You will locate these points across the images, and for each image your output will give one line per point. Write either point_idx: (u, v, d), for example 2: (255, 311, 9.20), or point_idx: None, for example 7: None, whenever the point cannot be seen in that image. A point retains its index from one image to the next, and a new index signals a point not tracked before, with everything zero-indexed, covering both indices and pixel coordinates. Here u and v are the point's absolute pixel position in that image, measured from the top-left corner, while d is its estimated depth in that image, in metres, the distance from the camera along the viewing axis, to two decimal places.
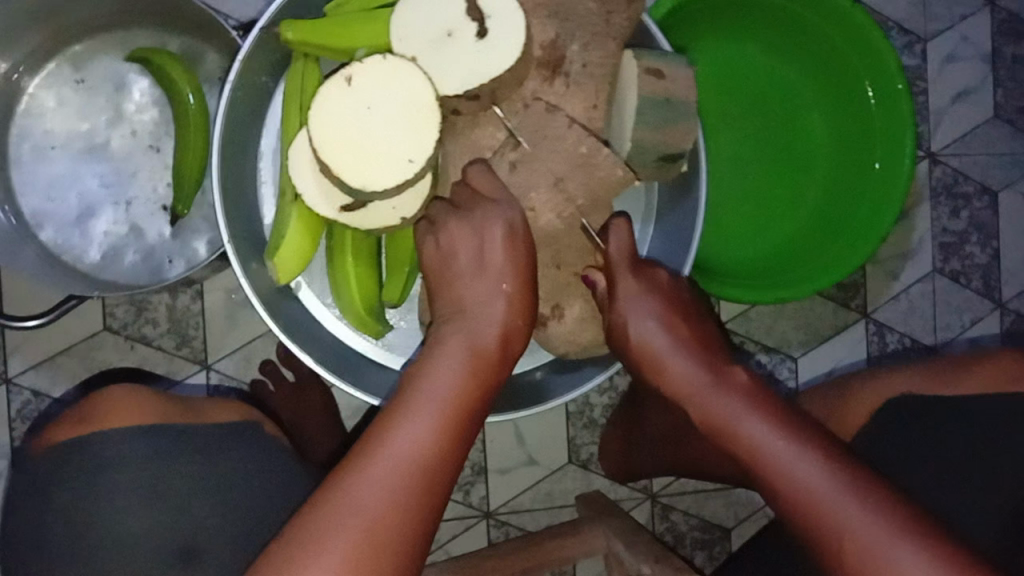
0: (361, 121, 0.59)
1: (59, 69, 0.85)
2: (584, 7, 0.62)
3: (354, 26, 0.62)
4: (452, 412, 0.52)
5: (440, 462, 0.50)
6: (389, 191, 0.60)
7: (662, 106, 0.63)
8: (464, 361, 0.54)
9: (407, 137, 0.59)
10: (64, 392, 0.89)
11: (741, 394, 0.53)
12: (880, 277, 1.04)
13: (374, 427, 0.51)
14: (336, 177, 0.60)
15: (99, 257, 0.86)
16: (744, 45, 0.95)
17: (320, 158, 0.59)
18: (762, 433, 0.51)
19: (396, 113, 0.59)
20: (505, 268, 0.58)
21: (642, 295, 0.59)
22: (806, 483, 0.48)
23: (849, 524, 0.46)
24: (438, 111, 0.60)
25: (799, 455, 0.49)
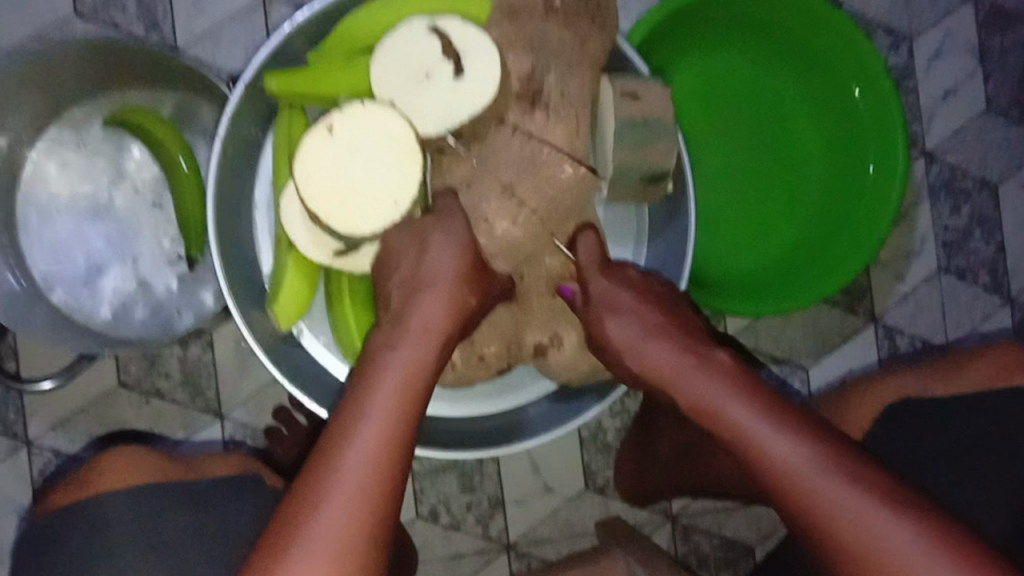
0: (343, 167, 0.60)
1: (61, 134, 0.87)
2: (557, 36, 0.63)
3: (334, 75, 0.64)
4: (398, 409, 0.53)
5: (396, 460, 0.51)
6: (378, 233, 0.61)
7: (641, 124, 0.64)
8: (399, 366, 0.55)
9: (391, 179, 0.61)
10: (82, 450, 0.91)
11: (712, 372, 0.56)
12: (885, 279, 1.03)
13: (326, 435, 0.52)
14: (325, 224, 0.61)
15: (108, 314, 0.88)
16: (730, 58, 0.96)
17: (307, 205, 0.61)
18: (739, 411, 0.53)
19: (377, 156, 0.60)
20: (455, 274, 0.59)
21: (616, 299, 0.62)
22: (767, 444, 0.51)
23: (803, 474, 0.49)
24: (419, 151, 0.61)
25: (772, 425, 0.51)
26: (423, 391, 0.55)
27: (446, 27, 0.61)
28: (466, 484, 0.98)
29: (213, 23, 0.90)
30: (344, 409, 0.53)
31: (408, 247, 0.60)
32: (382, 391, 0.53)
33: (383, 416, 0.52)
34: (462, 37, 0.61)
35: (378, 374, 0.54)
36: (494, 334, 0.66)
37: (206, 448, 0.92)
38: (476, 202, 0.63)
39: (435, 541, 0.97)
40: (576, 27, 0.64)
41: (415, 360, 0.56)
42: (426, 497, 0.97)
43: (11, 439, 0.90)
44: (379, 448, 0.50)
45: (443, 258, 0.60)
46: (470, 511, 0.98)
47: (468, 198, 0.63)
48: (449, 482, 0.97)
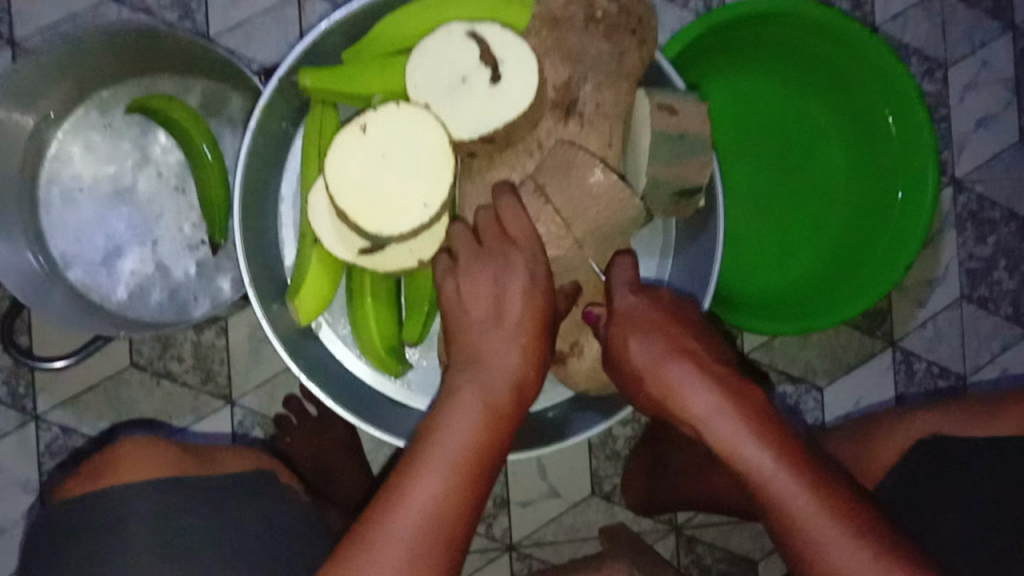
0: (375, 169, 0.60)
1: (87, 114, 0.88)
2: (596, 48, 0.62)
3: (370, 74, 0.63)
4: (462, 469, 0.51)
5: (452, 527, 0.50)
6: (405, 234, 0.60)
7: (676, 143, 0.63)
8: (470, 420, 0.53)
9: (421, 181, 0.60)
10: (92, 428, 0.91)
11: (739, 406, 0.52)
12: (906, 304, 1.03)
13: (386, 487, 0.52)
14: (352, 223, 0.60)
15: (125, 296, 0.88)
16: (761, 78, 0.95)
17: (336, 204, 0.60)
18: (782, 480, 0.50)
19: (410, 160, 0.60)
20: (523, 321, 0.56)
21: (642, 320, 0.58)
22: (818, 533, 0.49)
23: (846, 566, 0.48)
24: (451, 155, 0.60)
25: (816, 504, 0.49)
26: (495, 445, 0.53)
27: (485, 33, 0.60)
28: None
29: (246, 12, 0.90)
30: (406, 467, 0.52)
31: (481, 280, 0.57)
32: (446, 452, 0.51)
33: (444, 485, 0.50)
34: (501, 44, 0.60)
35: (443, 432, 0.52)
36: None
37: (215, 433, 0.92)
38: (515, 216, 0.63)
39: None
40: (616, 41, 0.63)
41: (486, 412, 0.53)
42: None
43: (21, 414, 0.90)
44: (437, 517, 0.50)
45: (516, 301, 0.56)
46: None
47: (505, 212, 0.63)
48: None
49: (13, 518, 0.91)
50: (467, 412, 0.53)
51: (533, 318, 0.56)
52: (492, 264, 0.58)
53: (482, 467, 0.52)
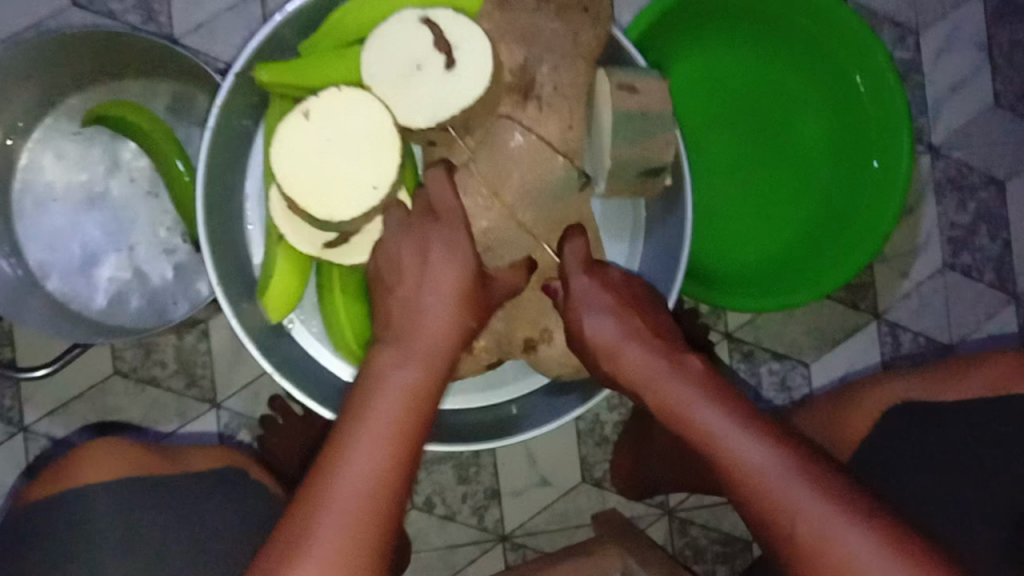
0: (320, 149, 0.60)
1: (58, 123, 0.88)
2: (549, 29, 0.63)
3: (326, 66, 0.63)
4: (398, 439, 0.50)
5: (391, 502, 0.49)
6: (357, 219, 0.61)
7: (636, 119, 0.63)
8: (400, 392, 0.52)
9: (368, 165, 0.60)
10: (77, 437, 0.91)
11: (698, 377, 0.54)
12: (888, 275, 1.02)
13: (318, 465, 0.50)
14: (304, 211, 0.61)
15: (104, 303, 0.88)
16: (734, 51, 0.94)
17: (278, 181, 0.60)
18: (714, 419, 0.51)
19: (356, 143, 0.60)
20: (456, 295, 0.56)
21: (594, 290, 0.60)
22: (762, 475, 0.48)
23: (790, 503, 0.47)
24: (396, 136, 0.61)
25: (746, 433, 0.50)
26: (425, 415, 0.52)
27: (438, 19, 0.60)
28: (462, 475, 0.98)
29: (211, 12, 0.90)
30: (336, 440, 0.50)
31: (409, 252, 0.57)
32: (373, 423, 0.50)
33: (377, 455, 0.49)
34: (455, 30, 0.60)
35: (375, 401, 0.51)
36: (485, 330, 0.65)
37: (202, 436, 0.92)
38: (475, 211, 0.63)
39: (430, 531, 0.98)
40: (570, 20, 0.63)
41: (414, 388, 0.52)
42: (422, 487, 0.97)
43: (7, 425, 0.91)
44: (368, 492, 0.48)
45: (442, 271, 0.56)
46: (466, 502, 0.98)
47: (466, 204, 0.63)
48: (444, 473, 0.97)
49: None
50: (397, 385, 0.52)
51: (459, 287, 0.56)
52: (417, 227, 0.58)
53: (411, 433, 0.51)
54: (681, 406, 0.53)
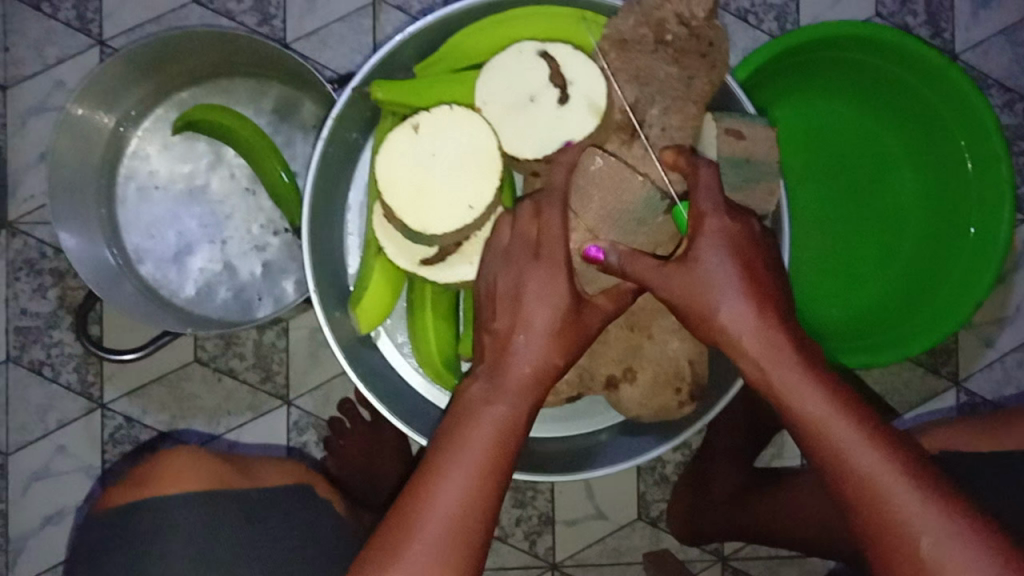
0: (424, 165, 0.60)
1: (166, 115, 0.91)
2: (664, 72, 0.61)
3: (440, 89, 0.64)
4: (482, 478, 0.50)
5: (476, 536, 0.50)
6: (449, 235, 0.61)
7: (742, 166, 0.63)
8: (488, 428, 0.52)
9: (468, 183, 0.60)
10: (154, 418, 0.94)
11: (777, 329, 0.52)
12: (972, 343, 1.00)
13: (410, 489, 0.52)
14: (400, 222, 0.61)
15: (193, 292, 0.91)
16: (835, 102, 0.94)
17: (384, 198, 0.61)
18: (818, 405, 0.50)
19: (460, 162, 0.60)
20: (554, 339, 0.54)
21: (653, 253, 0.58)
22: (854, 455, 0.49)
23: (865, 475, 0.48)
24: (499, 158, 0.61)
25: (849, 425, 0.50)
26: (511, 452, 0.52)
27: (556, 53, 0.61)
28: (518, 498, 0.98)
29: (323, 20, 0.92)
30: (425, 470, 0.52)
31: (519, 308, 0.55)
32: (466, 455, 0.51)
33: (465, 489, 0.50)
34: (571, 65, 0.61)
35: (463, 436, 0.52)
36: None
37: (273, 431, 0.94)
38: None
39: None
40: (686, 64, 0.62)
41: (501, 426, 0.52)
42: None
43: (88, 401, 0.94)
44: (453, 526, 0.49)
45: (543, 315, 0.54)
46: (520, 526, 0.98)
47: None
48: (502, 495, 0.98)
49: (73, 502, 0.94)
50: (488, 422, 0.52)
51: (555, 328, 0.55)
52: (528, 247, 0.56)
53: (501, 464, 0.52)
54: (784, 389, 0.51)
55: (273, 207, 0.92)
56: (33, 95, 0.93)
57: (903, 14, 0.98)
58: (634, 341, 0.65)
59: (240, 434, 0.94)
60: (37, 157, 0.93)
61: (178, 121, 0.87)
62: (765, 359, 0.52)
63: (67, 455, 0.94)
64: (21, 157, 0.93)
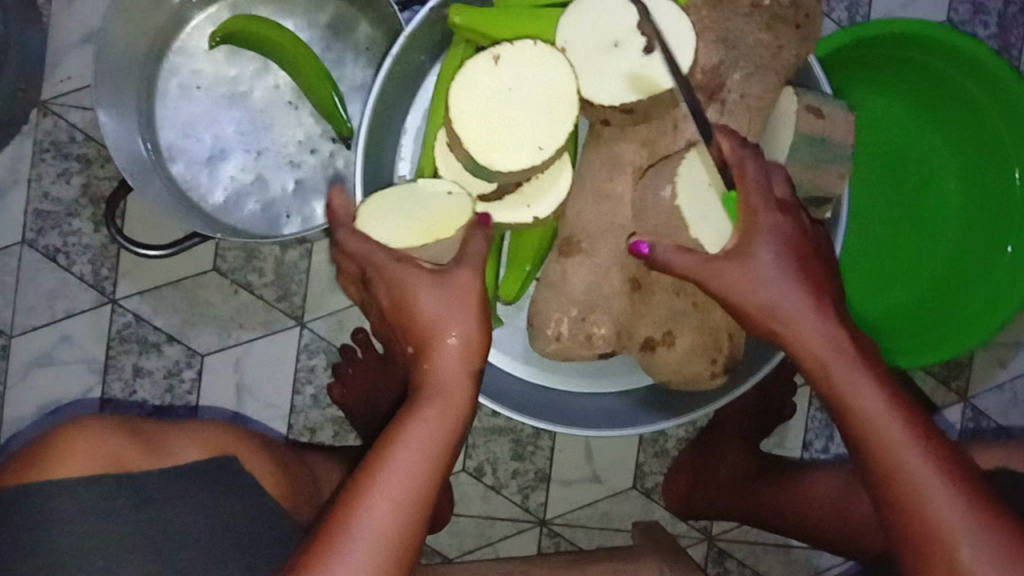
0: (498, 99, 0.58)
1: (220, 15, 0.89)
2: (754, 37, 0.60)
3: (522, 23, 0.63)
4: (399, 513, 0.50)
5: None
6: (516, 173, 0.59)
7: (818, 145, 0.62)
8: (404, 460, 0.51)
9: (540, 122, 0.58)
10: (163, 322, 0.92)
11: (828, 326, 0.53)
12: (985, 361, 1.00)
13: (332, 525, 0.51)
14: (467, 152, 0.59)
15: (221, 200, 0.89)
16: (891, 101, 0.92)
17: (453, 127, 0.58)
18: (881, 407, 0.52)
19: (536, 99, 0.58)
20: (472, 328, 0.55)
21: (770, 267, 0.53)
22: (902, 455, 0.51)
23: (920, 484, 0.50)
24: (576, 102, 0.59)
25: (902, 425, 0.51)
26: (433, 473, 0.52)
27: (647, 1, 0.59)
28: (518, 452, 0.98)
29: None
30: (344, 507, 0.50)
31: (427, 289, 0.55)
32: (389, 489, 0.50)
33: (386, 526, 0.50)
34: (662, 17, 0.59)
35: (384, 467, 0.51)
36: (608, 317, 0.65)
37: (282, 351, 0.93)
38: (641, 202, 0.62)
39: (474, 498, 0.98)
40: (778, 32, 0.61)
41: (424, 452, 0.52)
42: (476, 453, 0.97)
43: (99, 294, 0.92)
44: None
45: (434, 305, 0.54)
46: (515, 478, 0.98)
47: (609, 187, 0.63)
48: (501, 445, 0.98)
49: (69, 394, 0.92)
50: (404, 454, 0.51)
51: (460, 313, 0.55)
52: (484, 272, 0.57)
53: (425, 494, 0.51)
54: (851, 388, 0.52)
55: (313, 124, 0.90)
56: None
57: (972, 23, 0.96)
58: (679, 306, 0.63)
59: (250, 348, 0.93)
60: (78, 38, 0.90)
61: (215, 34, 0.85)
62: (815, 353, 0.53)
63: (71, 345, 0.92)
64: (61, 35, 0.90)
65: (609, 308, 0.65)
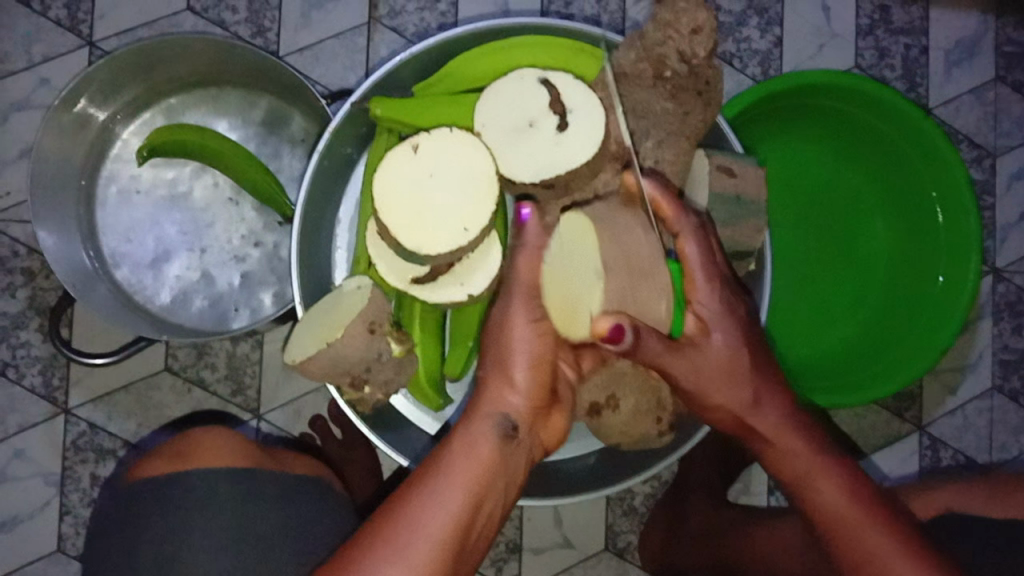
0: (421, 187, 0.61)
1: (155, 119, 0.90)
2: (659, 106, 0.63)
3: (441, 110, 0.65)
4: (467, 489, 0.53)
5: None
6: (443, 256, 0.61)
7: (732, 203, 0.65)
8: (479, 445, 0.55)
9: (462, 206, 0.60)
10: (118, 428, 0.92)
11: (796, 443, 0.57)
12: (935, 389, 1.02)
13: (388, 511, 0.53)
14: (395, 241, 0.61)
15: (168, 299, 0.90)
16: (814, 148, 0.96)
17: (381, 218, 0.61)
18: (838, 493, 0.56)
19: (456, 183, 0.61)
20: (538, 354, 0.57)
21: (715, 383, 0.57)
22: (866, 538, 0.54)
23: (880, 561, 0.53)
24: (496, 183, 0.61)
25: (862, 507, 0.55)
26: (495, 473, 0.55)
27: (557, 82, 0.62)
28: None
29: (317, 37, 0.92)
30: (409, 491, 0.53)
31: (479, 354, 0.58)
32: (440, 506, 0.52)
33: (451, 502, 0.52)
34: (571, 95, 0.62)
35: (459, 450, 0.54)
36: None
37: None
38: None
39: None
40: (682, 101, 0.62)
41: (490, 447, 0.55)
42: None
43: (52, 406, 0.92)
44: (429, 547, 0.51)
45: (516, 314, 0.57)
46: (486, 552, 0.97)
47: None
48: None
49: (28, 510, 0.91)
50: (474, 443, 0.55)
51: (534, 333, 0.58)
52: (524, 301, 0.57)
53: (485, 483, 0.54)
54: (813, 477, 0.57)
55: (255, 217, 0.91)
56: (18, 91, 0.92)
57: (880, 68, 1.01)
58: (618, 369, 0.65)
59: None
60: (17, 154, 0.92)
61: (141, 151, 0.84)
62: (779, 465, 0.58)
63: (26, 460, 0.91)
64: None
65: None
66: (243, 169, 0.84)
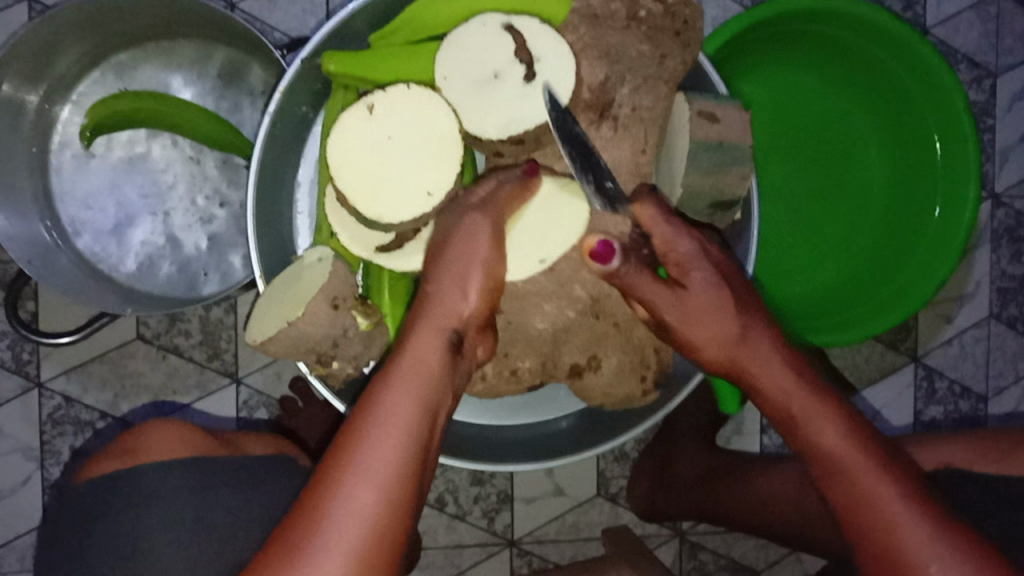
0: (380, 151, 0.59)
1: (105, 77, 0.85)
2: (636, 49, 0.59)
3: (399, 62, 0.61)
4: (422, 400, 0.47)
5: (393, 524, 0.45)
6: (407, 222, 0.59)
7: (715, 150, 0.60)
8: (431, 351, 0.49)
9: (423, 169, 0.59)
10: (94, 399, 0.90)
11: (781, 370, 0.54)
12: (931, 320, 0.99)
13: (341, 436, 0.47)
14: (354, 208, 0.59)
15: (134, 267, 0.86)
16: (804, 75, 0.91)
17: (338, 185, 0.59)
18: (832, 431, 0.52)
19: (416, 144, 0.59)
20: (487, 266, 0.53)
21: (708, 317, 0.53)
22: (862, 477, 0.51)
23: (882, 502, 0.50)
24: (459, 142, 0.59)
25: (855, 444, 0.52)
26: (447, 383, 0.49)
27: (522, 26, 0.58)
28: (477, 477, 0.96)
29: None
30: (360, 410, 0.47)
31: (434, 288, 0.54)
32: (390, 423, 0.46)
33: (408, 414, 0.46)
34: (538, 40, 0.57)
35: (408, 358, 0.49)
36: (531, 351, 0.63)
37: (220, 411, 0.90)
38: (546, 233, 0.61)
39: (440, 529, 0.96)
40: (659, 42, 0.59)
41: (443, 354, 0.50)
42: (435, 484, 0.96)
43: (25, 380, 0.89)
44: (391, 467, 0.45)
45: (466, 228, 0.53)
46: (478, 504, 0.96)
47: None
48: (460, 473, 0.96)
49: (11, 484, 0.90)
50: (425, 349, 0.49)
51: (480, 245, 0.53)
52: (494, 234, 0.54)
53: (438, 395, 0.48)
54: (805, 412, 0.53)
55: (219, 175, 0.86)
56: None
57: None
58: (599, 329, 0.62)
59: (188, 413, 0.90)
60: None
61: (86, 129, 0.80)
62: (769, 395, 0.54)
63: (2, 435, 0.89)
64: None
65: (530, 343, 0.62)
66: (197, 129, 0.79)
